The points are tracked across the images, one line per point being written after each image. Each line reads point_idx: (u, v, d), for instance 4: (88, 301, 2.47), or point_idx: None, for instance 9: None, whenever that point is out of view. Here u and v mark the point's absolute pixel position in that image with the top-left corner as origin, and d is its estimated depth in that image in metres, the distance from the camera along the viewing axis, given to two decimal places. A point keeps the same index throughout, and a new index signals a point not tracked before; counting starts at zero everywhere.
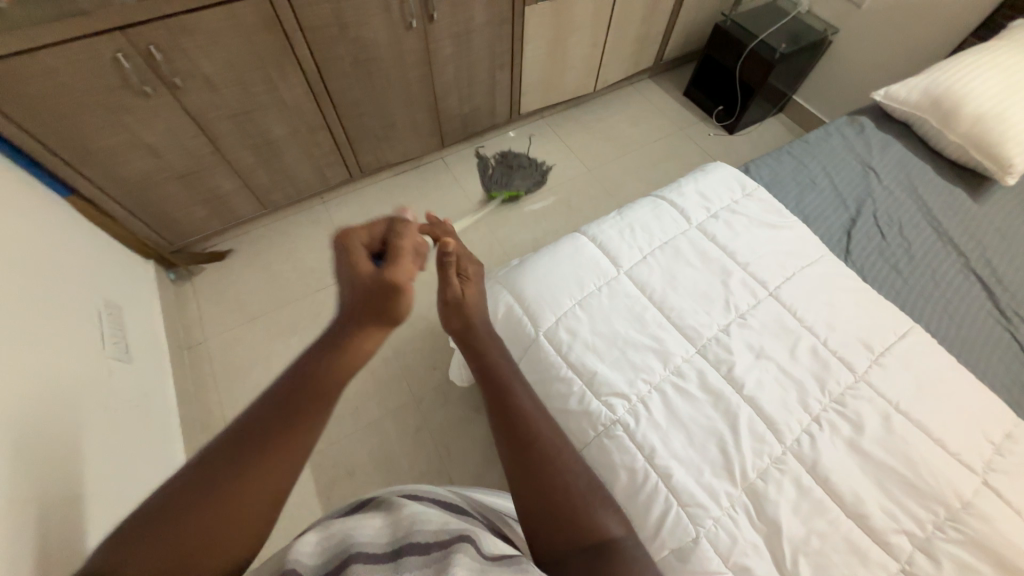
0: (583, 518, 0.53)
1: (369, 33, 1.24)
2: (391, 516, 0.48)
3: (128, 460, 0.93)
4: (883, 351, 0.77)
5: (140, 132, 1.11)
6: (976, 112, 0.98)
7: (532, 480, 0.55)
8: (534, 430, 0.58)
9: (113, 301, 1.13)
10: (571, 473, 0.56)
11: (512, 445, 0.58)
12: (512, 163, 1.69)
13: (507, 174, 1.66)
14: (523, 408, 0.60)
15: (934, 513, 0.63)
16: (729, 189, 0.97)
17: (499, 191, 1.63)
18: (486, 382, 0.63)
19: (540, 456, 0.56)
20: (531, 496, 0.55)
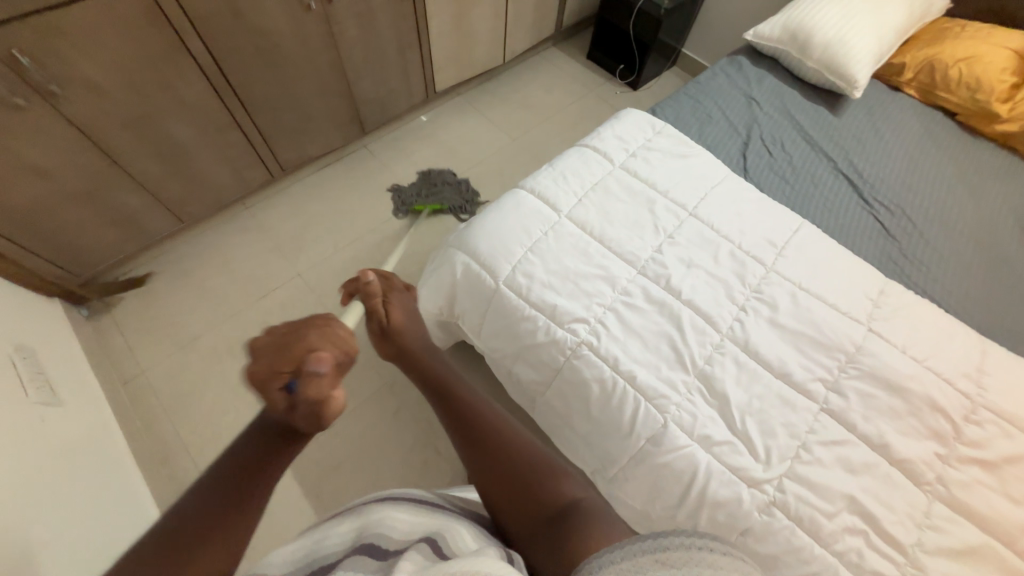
0: (537, 487, 0.47)
1: (266, 19, 1.18)
2: (361, 516, 0.43)
3: (72, 506, 0.87)
4: (785, 245, 0.91)
5: (18, 152, 0.99)
6: (825, 40, 1.17)
7: (486, 468, 0.49)
8: (480, 418, 0.52)
9: (25, 345, 1.03)
10: (520, 445, 0.50)
11: (461, 441, 0.52)
12: (436, 180, 1.64)
13: (432, 190, 1.62)
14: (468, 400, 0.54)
15: (837, 359, 0.78)
16: (641, 129, 1.07)
17: (424, 204, 1.58)
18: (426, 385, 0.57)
19: (491, 443, 0.50)
20: (487, 483, 0.48)
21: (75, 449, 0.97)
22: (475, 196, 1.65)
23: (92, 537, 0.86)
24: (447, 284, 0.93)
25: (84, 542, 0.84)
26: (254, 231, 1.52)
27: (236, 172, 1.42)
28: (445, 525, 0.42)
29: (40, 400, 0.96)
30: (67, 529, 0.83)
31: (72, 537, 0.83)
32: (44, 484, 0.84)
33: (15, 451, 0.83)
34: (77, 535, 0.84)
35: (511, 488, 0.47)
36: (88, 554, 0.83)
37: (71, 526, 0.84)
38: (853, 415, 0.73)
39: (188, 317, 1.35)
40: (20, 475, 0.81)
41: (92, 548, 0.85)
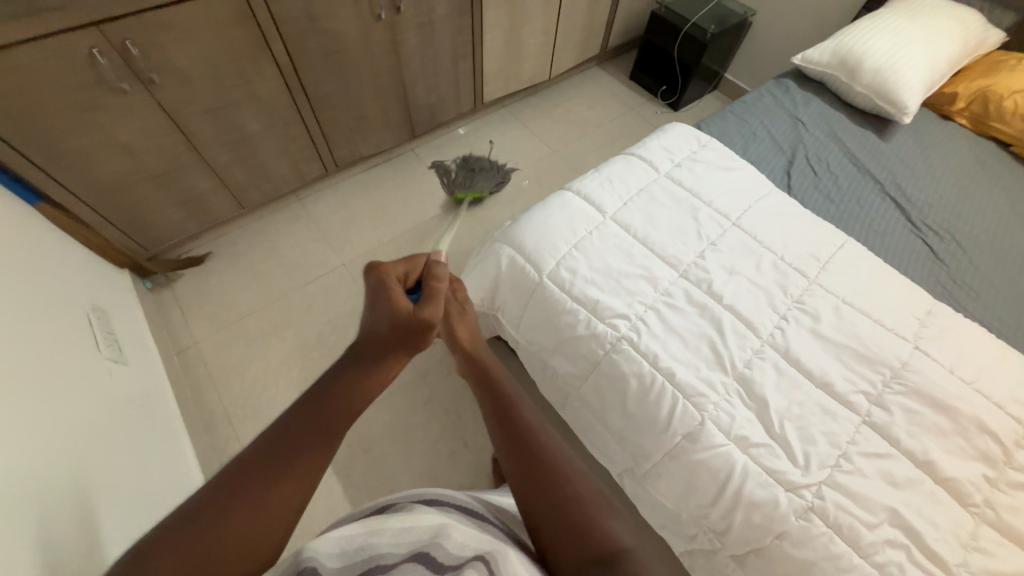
0: (587, 524, 0.48)
1: (338, 24, 1.28)
2: (415, 517, 0.47)
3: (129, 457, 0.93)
4: (829, 260, 0.92)
5: (115, 131, 1.10)
6: (874, 66, 1.19)
7: (538, 492, 0.51)
8: (540, 439, 0.55)
9: (99, 306, 1.12)
10: (574, 476, 0.52)
11: (516, 460, 0.54)
12: (474, 165, 1.68)
13: (469, 176, 1.65)
14: (529, 425, 0.57)
15: (881, 373, 0.78)
16: (687, 142, 1.11)
17: (464, 193, 1.63)
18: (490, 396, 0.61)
19: (548, 470, 0.52)
20: (537, 506, 0.50)
21: (135, 405, 1.04)
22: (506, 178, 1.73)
23: (142, 487, 0.92)
24: (491, 275, 0.97)
25: (135, 490, 0.89)
26: (305, 221, 1.61)
27: (295, 164, 1.52)
28: (494, 544, 0.46)
29: (109, 356, 1.04)
30: (123, 476, 0.88)
31: (129, 483, 0.89)
32: (106, 433, 0.90)
33: (84, 397, 0.90)
34: (130, 482, 0.89)
35: (561, 518, 0.48)
36: (138, 503, 0.88)
37: (126, 475, 0.89)
38: (897, 430, 0.73)
39: (239, 297, 1.43)
40: (88, 422, 0.87)
41: (139, 499, 0.90)
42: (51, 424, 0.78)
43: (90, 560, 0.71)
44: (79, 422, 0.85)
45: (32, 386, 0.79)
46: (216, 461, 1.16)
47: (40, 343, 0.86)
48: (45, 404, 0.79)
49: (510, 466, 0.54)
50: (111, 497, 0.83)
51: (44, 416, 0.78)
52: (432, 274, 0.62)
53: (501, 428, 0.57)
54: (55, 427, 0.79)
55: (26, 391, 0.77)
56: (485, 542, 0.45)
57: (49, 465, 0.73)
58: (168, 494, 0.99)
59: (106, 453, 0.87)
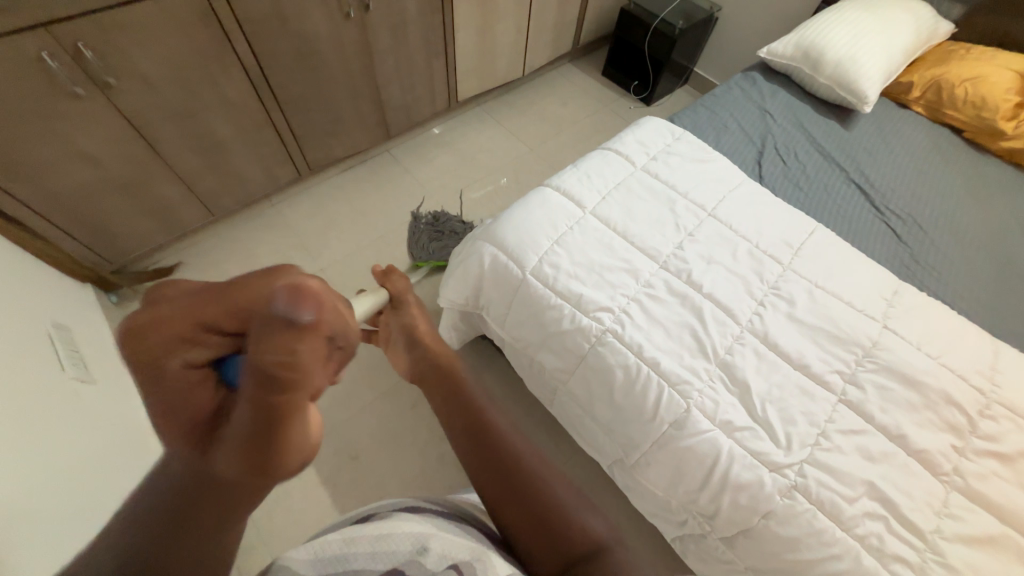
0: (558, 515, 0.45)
1: (307, 23, 1.25)
2: (389, 523, 0.40)
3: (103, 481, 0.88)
4: (801, 246, 0.95)
5: (71, 139, 1.04)
6: (836, 58, 1.24)
7: (509, 496, 0.46)
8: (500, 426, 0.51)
9: (62, 324, 1.06)
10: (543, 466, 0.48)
11: (482, 465, 0.48)
12: (444, 228, 1.51)
13: (436, 241, 1.49)
14: (495, 423, 0.51)
15: (854, 353, 0.81)
16: (662, 135, 1.12)
17: (425, 260, 1.48)
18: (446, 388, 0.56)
19: (519, 472, 0.47)
20: (511, 512, 0.45)
21: (106, 427, 0.99)
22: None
23: (117, 511, 0.88)
24: (474, 274, 0.96)
25: (109, 515, 0.85)
26: (278, 227, 1.57)
27: (266, 169, 1.47)
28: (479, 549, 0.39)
29: (75, 376, 0.99)
30: (92, 500, 0.85)
31: (99, 507, 0.85)
32: (74, 456, 0.87)
33: (51, 420, 0.86)
34: (104, 507, 0.85)
35: (536, 519, 0.44)
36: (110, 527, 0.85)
37: (94, 498, 0.86)
38: (871, 406, 0.76)
39: None
40: (54, 445, 0.83)
41: None
42: (14, 449, 0.75)
43: None
44: (45, 446, 0.81)
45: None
46: None
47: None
48: (9, 428, 0.76)
49: (476, 472, 0.48)
50: (77, 522, 0.79)
51: (9, 441, 0.74)
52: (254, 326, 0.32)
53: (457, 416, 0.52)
54: (17, 453, 0.75)
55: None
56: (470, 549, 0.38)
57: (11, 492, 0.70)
58: None
59: (75, 477, 0.84)
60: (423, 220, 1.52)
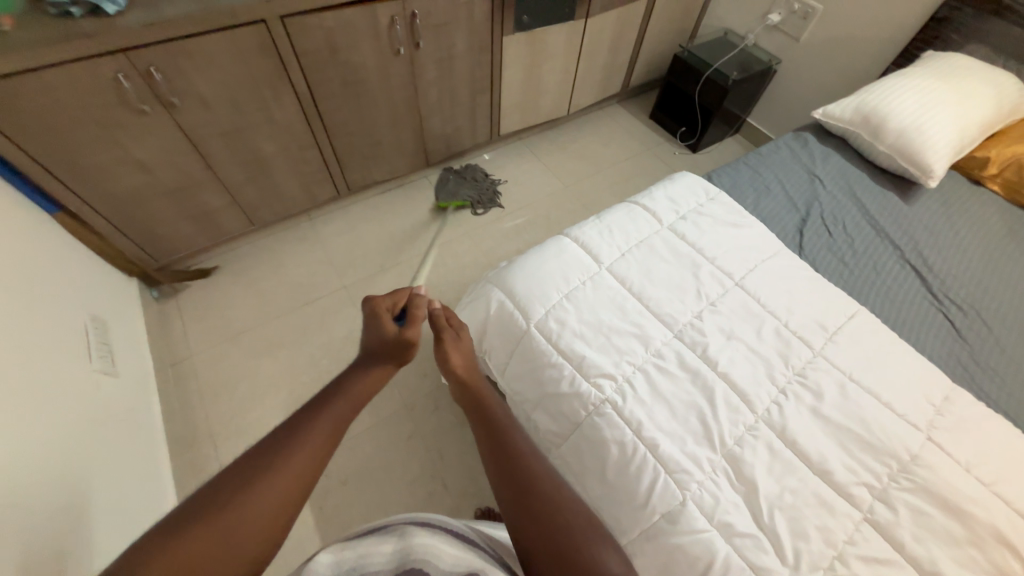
0: (579, 552, 0.46)
1: (358, 56, 1.32)
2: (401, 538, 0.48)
3: (112, 471, 0.93)
4: (836, 330, 0.86)
5: (134, 149, 1.14)
6: (899, 125, 1.15)
7: (527, 519, 0.49)
8: (527, 461, 0.54)
9: (99, 317, 1.14)
10: (566, 506, 0.50)
11: (506, 487, 0.52)
12: (463, 177, 1.78)
13: (457, 186, 1.75)
14: (522, 449, 0.55)
15: (887, 466, 0.71)
16: (694, 194, 1.08)
17: (447, 201, 1.72)
18: (483, 423, 0.60)
19: (538, 497, 0.50)
20: (527, 534, 0.48)
21: (122, 419, 1.04)
22: (494, 195, 1.80)
23: (121, 502, 0.92)
24: (480, 318, 0.94)
25: (116, 502, 0.89)
26: (313, 240, 1.63)
27: (308, 186, 1.55)
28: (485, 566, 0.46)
29: (103, 368, 1.05)
30: (101, 492, 0.87)
31: (103, 501, 0.87)
32: (89, 445, 0.89)
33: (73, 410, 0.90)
34: (112, 495, 0.89)
35: (547, 544, 0.47)
36: (112, 522, 0.86)
37: (103, 491, 0.88)
38: (901, 533, 0.66)
39: (239, 312, 1.45)
40: (72, 433, 0.86)
41: (121, 516, 0.89)
42: (36, 433, 0.77)
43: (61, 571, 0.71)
44: (66, 433, 0.85)
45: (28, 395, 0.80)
46: (194, 480, 1.15)
47: (44, 352, 0.88)
48: (35, 412, 0.79)
49: (500, 491, 0.53)
50: (84, 513, 0.81)
51: (32, 425, 0.77)
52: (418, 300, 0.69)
53: (489, 450, 0.56)
54: (44, 438, 0.79)
55: (25, 399, 0.78)
56: (473, 560, 0.46)
57: (27, 480, 0.72)
58: (144, 512, 0.97)
59: (87, 467, 0.86)
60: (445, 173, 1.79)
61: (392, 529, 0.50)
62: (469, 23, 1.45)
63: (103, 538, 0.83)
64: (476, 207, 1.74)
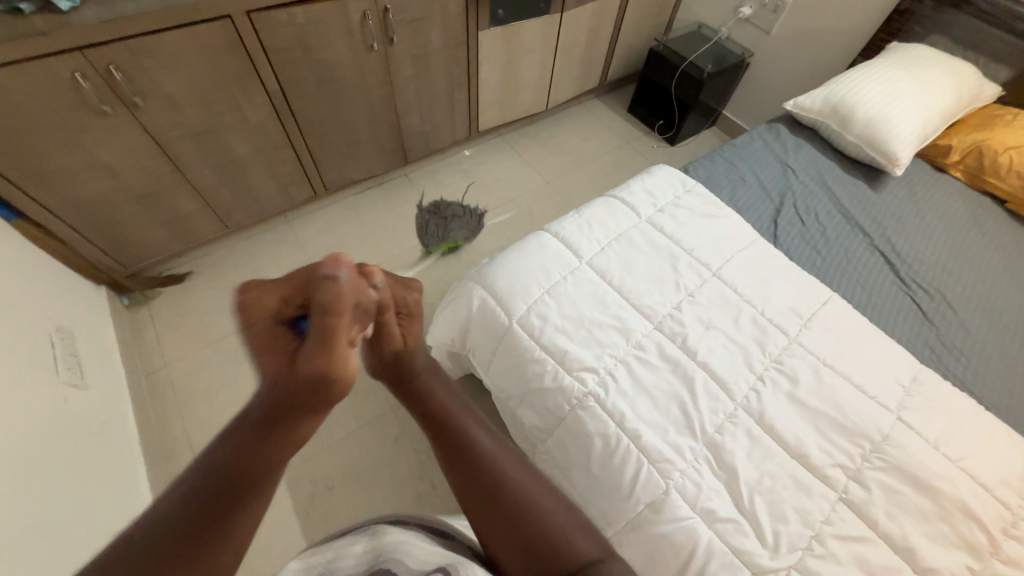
0: (557, 546, 0.49)
1: (331, 53, 1.29)
2: (373, 537, 0.49)
3: (87, 486, 0.90)
4: (810, 317, 0.88)
5: (97, 152, 1.10)
6: (866, 116, 1.18)
7: (499, 522, 0.49)
8: (491, 466, 0.50)
9: (66, 327, 1.09)
10: (539, 504, 0.50)
11: (474, 497, 0.50)
12: (446, 214, 1.61)
13: (444, 225, 1.57)
14: (484, 452, 0.51)
15: (861, 447, 0.73)
16: (671, 186, 1.09)
17: (438, 245, 1.54)
18: (434, 430, 0.52)
19: (508, 498, 0.49)
20: (504, 539, 0.49)
21: (95, 433, 1.00)
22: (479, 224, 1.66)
23: (98, 517, 0.89)
24: (462, 316, 0.94)
25: (92, 517, 0.86)
26: (290, 242, 1.60)
27: (283, 186, 1.51)
28: (457, 557, 0.47)
29: (72, 381, 1.01)
30: (76, 509, 0.84)
31: (78, 518, 0.84)
32: (61, 460, 0.86)
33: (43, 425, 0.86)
34: (87, 512, 0.86)
35: (526, 543, 0.48)
36: (88, 539, 0.83)
37: (77, 507, 0.85)
38: (875, 510, 0.68)
39: (215, 318, 1.41)
40: (41, 448, 0.83)
41: (98, 533, 0.86)
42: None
43: None
44: (35, 449, 0.81)
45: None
46: None
47: (5, 366, 0.84)
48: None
49: (468, 500, 0.50)
50: (57, 532, 0.78)
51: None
52: (328, 295, 0.36)
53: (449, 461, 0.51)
54: (11, 456, 0.75)
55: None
56: (445, 554, 0.47)
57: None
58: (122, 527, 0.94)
59: (58, 484, 0.83)
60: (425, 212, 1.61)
61: (364, 532, 0.50)
62: (444, 18, 1.43)
63: (79, 557, 0.80)
64: (469, 244, 1.60)
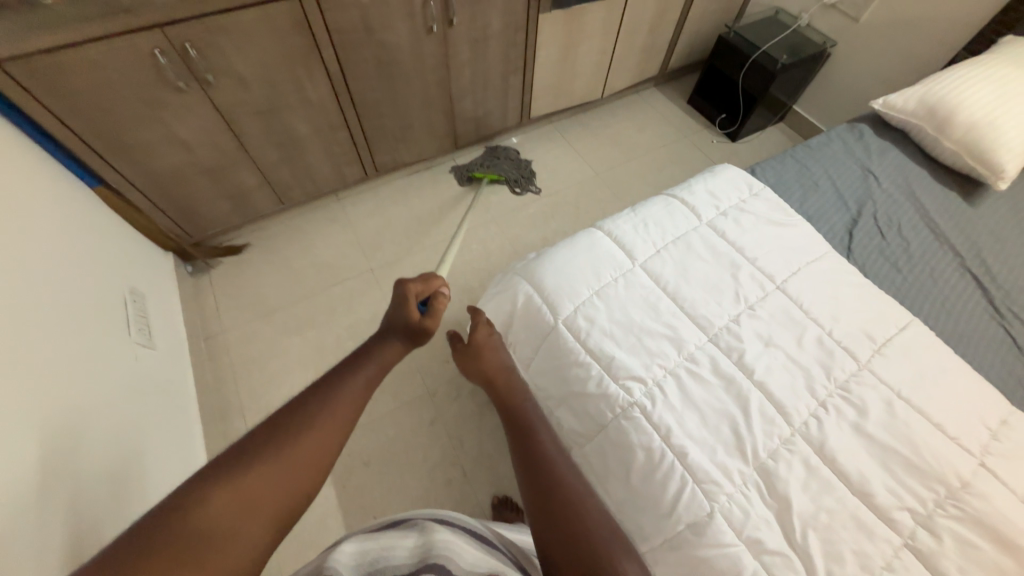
0: (597, 556, 0.42)
1: (392, 35, 1.29)
2: (424, 533, 0.45)
3: (153, 442, 0.96)
4: (886, 343, 0.81)
5: (171, 126, 1.15)
6: (971, 120, 1.05)
7: (547, 519, 0.47)
8: (550, 464, 0.51)
9: (138, 290, 1.17)
10: (589, 516, 0.46)
11: (530, 489, 0.50)
12: (501, 153, 1.79)
13: (492, 160, 1.76)
14: (549, 452, 0.53)
15: (935, 492, 0.67)
16: (737, 189, 1.02)
17: (482, 172, 1.72)
18: (512, 426, 0.58)
19: (559, 496, 0.48)
20: (552, 542, 0.45)
21: (161, 391, 1.07)
22: (531, 175, 1.77)
23: (161, 471, 0.95)
24: (506, 311, 0.92)
25: (155, 470, 0.93)
26: (339, 221, 1.63)
27: (337, 167, 1.54)
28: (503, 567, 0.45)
29: (142, 342, 1.08)
30: (144, 462, 0.90)
31: (146, 468, 0.90)
32: (134, 415, 0.93)
33: (120, 381, 0.93)
34: (152, 464, 0.93)
35: (571, 548, 0.44)
36: (153, 492, 0.90)
37: (145, 459, 0.91)
38: (945, 563, 0.62)
39: (268, 290, 1.47)
40: (117, 404, 0.90)
41: (161, 487, 0.93)
42: (87, 408, 0.80)
43: (108, 537, 0.74)
44: (112, 405, 0.87)
45: (77, 366, 0.82)
46: (224, 451, 1.19)
47: (89, 326, 0.91)
48: (84, 383, 0.82)
49: (526, 491, 0.51)
50: (129, 481, 0.84)
51: (81, 397, 0.80)
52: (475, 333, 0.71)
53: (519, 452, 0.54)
54: (96, 409, 0.82)
55: (75, 371, 0.81)
56: (490, 561, 0.45)
57: (82, 450, 0.75)
58: (181, 483, 1.00)
59: (129, 439, 0.89)
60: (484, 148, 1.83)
61: (414, 525, 0.47)
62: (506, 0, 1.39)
63: (145, 507, 0.86)
64: (511, 182, 1.72)
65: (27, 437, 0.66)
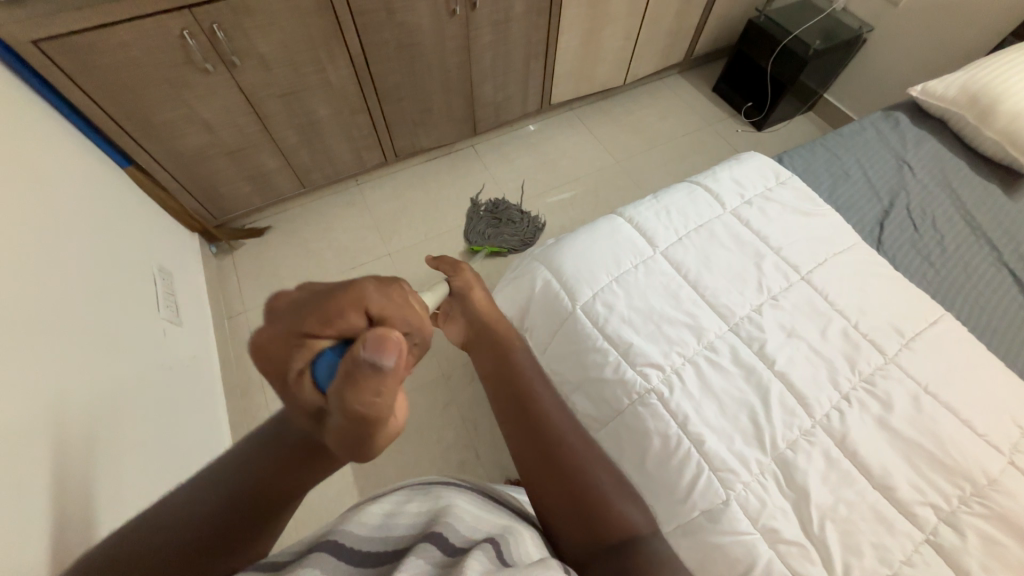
0: (601, 507, 0.46)
1: (414, 17, 1.28)
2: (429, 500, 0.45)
3: (179, 413, 1.00)
4: (914, 336, 0.79)
5: (198, 108, 1.17)
6: (1014, 109, 1.00)
7: (547, 473, 0.49)
8: (546, 418, 0.52)
9: (166, 268, 1.20)
10: (589, 470, 0.48)
11: (527, 442, 0.51)
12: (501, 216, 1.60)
13: (493, 228, 1.57)
14: (545, 407, 0.54)
15: (960, 489, 0.66)
16: (762, 177, 0.99)
17: (481, 244, 1.54)
18: (502, 381, 0.57)
19: (556, 449, 0.50)
20: (553, 494, 0.48)
21: (187, 366, 1.11)
22: (535, 232, 1.60)
23: (187, 441, 0.99)
24: (524, 295, 0.92)
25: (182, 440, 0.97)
26: (359, 205, 1.65)
27: (357, 151, 1.55)
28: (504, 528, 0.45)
29: (170, 318, 1.11)
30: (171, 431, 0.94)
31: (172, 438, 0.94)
32: (161, 386, 0.96)
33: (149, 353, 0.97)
34: (179, 434, 0.96)
35: (573, 498, 0.47)
36: (179, 461, 0.93)
37: (172, 430, 0.95)
38: (968, 559, 0.61)
39: (289, 272, 1.50)
40: (146, 375, 0.93)
41: (187, 456, 0.97)
42: (117, 378, 0.83)
43: (139, 500, 0.78)
44: (141, 376, 0.91)
45: (108, 338, 0.85)
46: (246, 425, 1.23)
47: (121, 300, 0.94)
48: (114, 354, 0.85)
49: (522, 447, 0.52)
50: (157, 449, 0.87)
51: (112, 367, 0.84)
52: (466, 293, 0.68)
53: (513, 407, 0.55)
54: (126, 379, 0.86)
55: (106, 342, 0.85)
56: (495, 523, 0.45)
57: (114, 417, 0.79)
58: (205, 453, 1.04)
59: (157, 409, 0.92)
60: (482, 208, 1.63)
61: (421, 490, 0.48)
62: None
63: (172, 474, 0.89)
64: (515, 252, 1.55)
65: (63, 401, 0.69)
